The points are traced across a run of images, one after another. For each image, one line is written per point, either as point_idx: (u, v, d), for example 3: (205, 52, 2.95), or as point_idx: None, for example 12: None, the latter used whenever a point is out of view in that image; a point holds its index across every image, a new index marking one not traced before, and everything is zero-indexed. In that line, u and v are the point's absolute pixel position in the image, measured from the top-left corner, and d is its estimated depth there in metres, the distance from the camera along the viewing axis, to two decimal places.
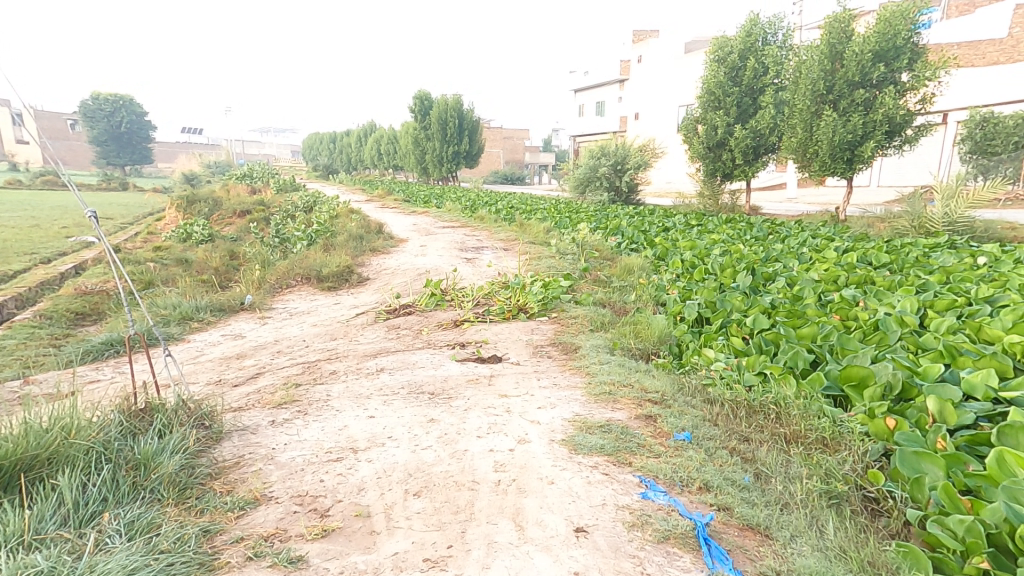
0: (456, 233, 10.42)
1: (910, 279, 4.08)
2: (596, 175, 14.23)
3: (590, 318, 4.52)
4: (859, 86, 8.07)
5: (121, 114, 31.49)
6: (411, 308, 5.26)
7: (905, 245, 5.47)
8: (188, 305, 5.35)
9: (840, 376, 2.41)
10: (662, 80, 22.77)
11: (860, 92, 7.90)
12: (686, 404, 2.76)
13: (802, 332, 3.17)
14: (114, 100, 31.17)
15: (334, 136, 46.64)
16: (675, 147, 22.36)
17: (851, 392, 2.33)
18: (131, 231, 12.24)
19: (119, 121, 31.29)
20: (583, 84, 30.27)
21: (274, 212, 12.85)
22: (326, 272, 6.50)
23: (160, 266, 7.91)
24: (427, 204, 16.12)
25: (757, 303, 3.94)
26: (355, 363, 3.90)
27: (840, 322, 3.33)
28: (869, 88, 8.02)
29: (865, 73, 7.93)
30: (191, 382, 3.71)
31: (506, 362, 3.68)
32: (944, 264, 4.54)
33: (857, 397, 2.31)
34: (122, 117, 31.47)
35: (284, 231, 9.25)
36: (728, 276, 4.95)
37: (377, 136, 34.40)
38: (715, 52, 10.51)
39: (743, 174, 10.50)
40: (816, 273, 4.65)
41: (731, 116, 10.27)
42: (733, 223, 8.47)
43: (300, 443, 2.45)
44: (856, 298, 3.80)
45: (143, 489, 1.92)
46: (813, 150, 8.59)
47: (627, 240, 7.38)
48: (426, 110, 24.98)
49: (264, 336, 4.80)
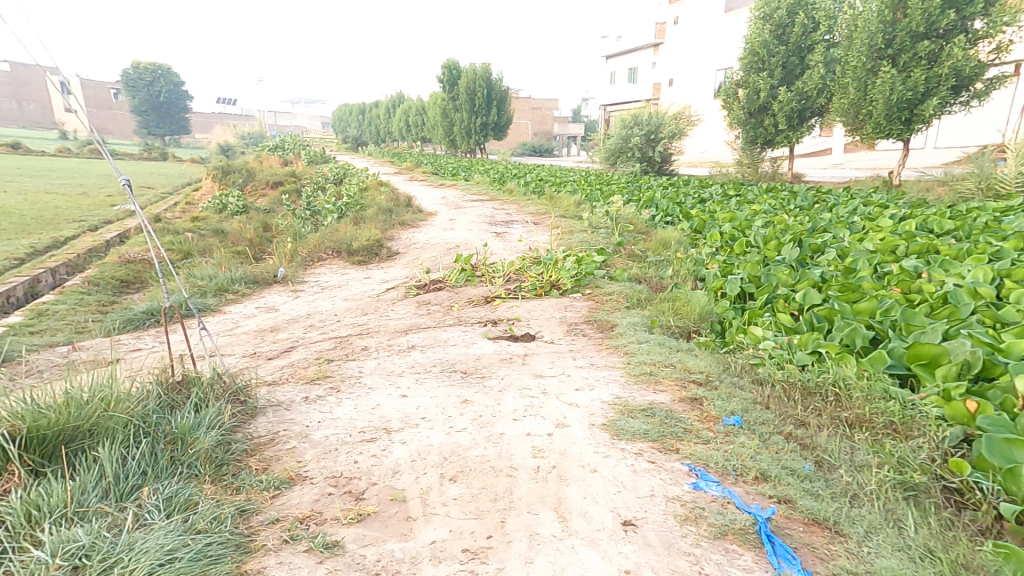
0: (485, 206, 10.28)
1: (980, 247, 3.79)
2: (628, 145, 13.75)
3: (626, 294, 4.36)
4: (923, 38, 7.46)
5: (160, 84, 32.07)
6: (441, 283, 5.18)
7: (970, 211, 5.08)
8: (223, 276, 5.40)
9: (908, 354, 2.22)
10: (700, 42, 21.71)
11: (925, 44, 7.31)
12: (733, 385, 2.61)
13: (858, 307, 2.97)
14: (152, 70, 31.80)
15: (362, 108, 46.51)
16: (713, 113, 21.40)
17: (921, 372, 2.15)
18: (171, 202, 12.53)
19: (158, 91, 31.92)
20: (615, 49, 29.12)
21: (305, 183, 12.92)
22: (356, 246, 6.48)
23: (197, 236, 8.05)
24: (456, 176, 15.95)
25: (806, 277, 3.72)
26: (387, 339, 3.87)
27: (901, 296, 3.11)
28: (934, 40, 7.42)
29: (932, 23, 7.28)
30: (227, 354, 3.73)
31: (540, 340, 3.57)
32: (1019, 229, 4.19)
33: (928, 377, 2.13)
34: (160, 87, 32.10)
35: (314, 204, 9.27)
36: (773, 249, 4.71)
37: (405, 107, 34.10)
38: (760, 9, 9.85)
39: (786, 140, 9.97)
40: (870, 244, 4.37)
41: (776, 78, 9.70)
42: (774, 193, 8.07)
43: (334, 422, 2.42)
44: (919, 269, 3.54)
45: (181, 464, 1.90)
46: (867, 112, 8.05)
47: (662, 212, 7.12)
48: (454, 81, 24.45)
49: (296, 310, 4.81)
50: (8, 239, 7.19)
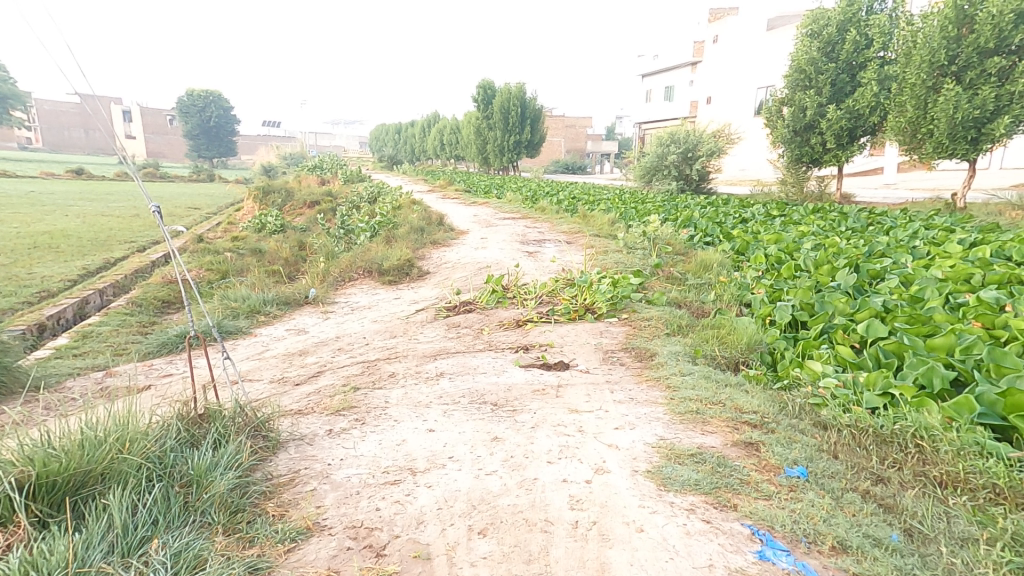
0: (518, 225, 10.19)
1: None
2: (664, 162, 13.50)
3: (665, 320, 4.13)
4: (992, 55, 7.09)
5: (211, 110, 33.56)
6: (471, 305, 5.05)
7: None
8: (256, 297, 5.41)
9: None
10: (740, 60, 21.33)
11: (996, 60, 6.92)
12: (793, 428, 2.36)
13: (933, 342, 2.74)
14: (205, 96, 33.41)
15: (397, 128, 47.66)
16: (754, 131, 20.90)
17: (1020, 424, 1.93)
18: (214, 221, 12.94)
19: (208, 117, 33.53)
20: (652, 69, 28.95)
21: (341, 203, 13.13)
22: (387, 266, 6.44)
23: (235, 256, 8.20)
24: (488, 194, 15.97)
25: (866, 306, 3.47)
26: (414, 365, 3.74)
27: (982, 333, 2.86)
28: (1006, 56, 7.04)
29: (1003, 38, 6.94)
30: (256, 379, 3.68)
31: (574, 369, 3.38)
32: None
33: None
34: (211, 113, 33.66)
35: (349, 223, 9.36)
36: (826, 273, 4.44)
37: (440, 127, 34.71)
38: (808, 26, 9.57)
39: (834, 159, 9.57)
40: (938, 272, 4.08)
41: (824, 95, 9.33)
42: (822, 213, 7.70)
43: (357, 460, 2.29)
44: (999, 302, 3.29)
45: (194, 511, 1.80)
46: (927, 131, 7.61)
47: (701, 232, 6.85)
48: (488, 100, 24.82)
49: (326, 332, 4.75)
50: (62, 260, 7.48)
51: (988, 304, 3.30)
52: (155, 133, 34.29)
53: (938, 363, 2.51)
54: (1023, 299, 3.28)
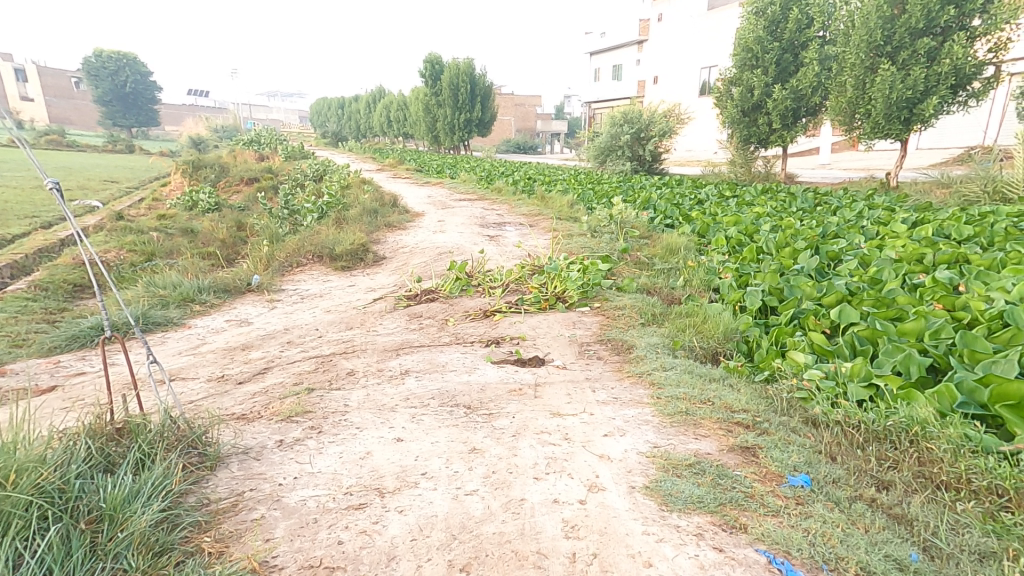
0: (474, 207, 9.85)
1: (1013, 258, 3.57)
2: (618, 143, 13.44)
3: (639, 309, 4.00)
4: (923, 35, 7.25)
5: (125, 73, 30.97)
6: (433, 294, 4.76)
7: (985, 215, 4.89)
8: (189, 284, 4.87)
9: (992, 394, 1.94)
10: (685, 39, 21.46)
11: (925, 40, 7.08)
12: (786, 428, 2.24)
13: (905, 327, 2.67)
14: (117, 58, 30.94)
15: (341, 103, 45.50)
16: (704, 111, 21.19)
17: (1009, 416, 1.87)
18: (136, 198, 11.80)
19: (123, 81, 30.92)
20: (599, 46, 28.77)
21: (283, 180, 12.30)
22: (338, 250, 5.99)
23: (163, 236, 7.46)
24: (441, 174, 15.42)
25: (833, 289, 3.42)
26: (375, 361, 3.43)
27: (947, 314, 2.81)
28: (935, 36, 7.21)
29: (932, 18, 7.08)
30: (190, 378, 3.26)
31: (550, 366, 3.20)
32: None
33: (1018, 421, 1.86)
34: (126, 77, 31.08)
35: (293, 201, 8.72)
36: (788, 255, 4.43)
37: (387, 101, 33.33)
38: (753, 4, 9.60)
39: (780, 139, 9.72)
40: (894, 252, 4.09)
41: (770, 75, 9.43)
42: (771, 193, 7.81)
43: (314, 477, 1.99)
44: (954, 281, 3.32)
45: (104, 556, 1.46)
46: (865, 110, 7.81)
47: (661, 214, 6.78)
48: (435, 74, 23.94)
49: (272, 324, 4.32)
50: None
51: (945, 284, 3.29)
52: (59, 96, 30.81)
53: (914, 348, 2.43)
54: (977, 277, 3.31)
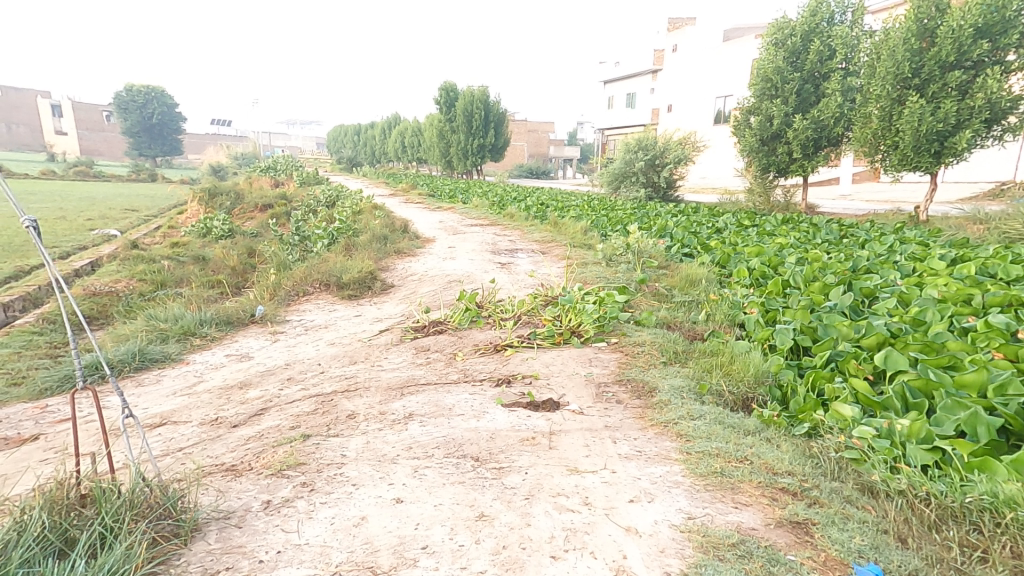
0: (486, 233, 9.70)
1: None
2: (632, 169, 13.33)
3: (660, 346, 3.74)
4: (953, 68, 7.07)
5: (153, 106, 31.85)
6: (442, 325, 4.55)
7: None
8: (191, 317, 4.71)
9: None
10: (700, 69, 21.52)
11: (956, 74, 6.90)
12: (839, 497, 1.97)
13: (963, 378, 2.39)
14: (145, 91, 31.96)
15: (358, 129, 46.35)
16: (720, 139, 21.11)
17: None
18: (153, 226, 11.88)
19: (150, 113, 31.78)
20: (613, 75, 28.99)
21: (296, 206, 12.31)
22: (346, 278, 5.83)
23: (174, 264, 7.39)
24: (453, 199, 15.40)
25: (873, 331, 3.15)
26: (377, 402, 3.19)
27: (1008, 366, 2.53)
28: (966, 70, 7.02)
29: (963, 52, 6.92)
30: (181, 422, 3.04)
31: (565, 410, 2.95)
32: None
33: None
34: (153, 110, 31.88)
35: (304, 227, 8.65)
36: (818, 290, 4.17)
37: (401, 128, 33.83)
38: (773, 35, 9.53)
39: (801, 169, 9.51)
40: (936, 291, 3.81)
41: (790, 105, 9.28)
42: (792, 223, 7.57)
43: (299, 552, 1.75)
44: (1009, 327, 3.03)
45: None
46: (892, 142, 7.59)
47: (678, 243, 6.55)
48: (450, 102, 24.25)
49: (274, 358, 4.13)
50: None
51: (999, 330, 3.00)
52: (89, 130, 31.99)
53: (980, 406, 2.15)
54: None
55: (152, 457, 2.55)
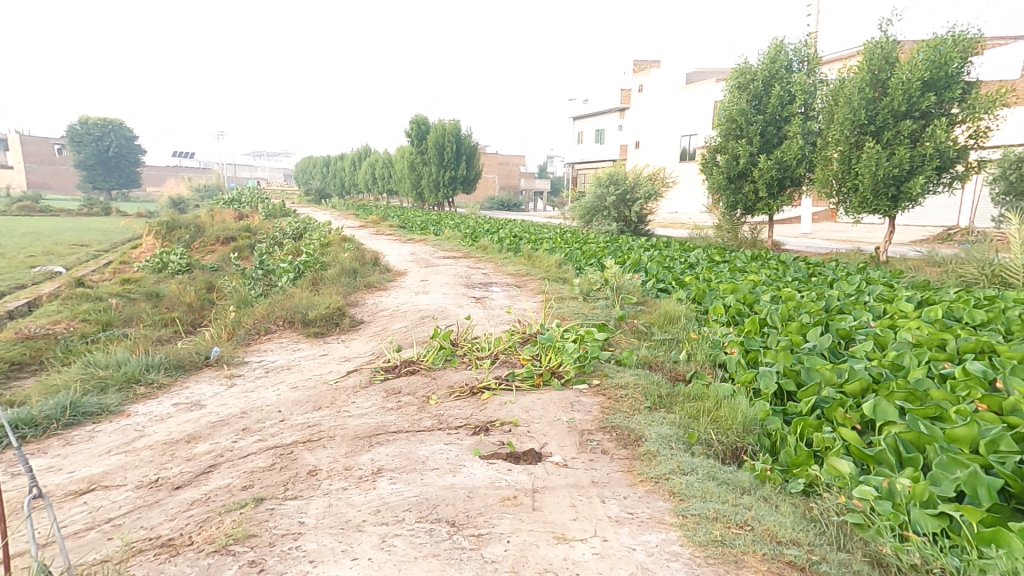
0: (459, 266, 9.54)
1: None
2: (604, 204, 13.50)
3: (643, 390, 3.61)
4: (905, 116, 7.42)
5: (109, 138, 31.51)
6: (415, 365, 4.30)
7: (987, 299, 4.67)
8: (136, 363, 4.35)
9: None
10: (666, 110, 22.29)
11: (907, 123, 7.24)
12: (849, 571, 1.85)
13: (955, 432, 2.30)
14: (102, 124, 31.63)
15: (328, 160, 46.10)
16: (688, 176, 21.74)
17: None
18: (103, 260, 11.28)
19: (106, 145, 31.34)
20: (582, 112, 29.75)
21: (261, 238, 11.90)
22: (312, 315, 5.55)
23: (124, 302, 6.94)
24: (425, 230, 15.24)
25: (856, 375, 3.08)
26: (343, 455, 2.92)
27: (995, 418, 2.47)
28: (916, 119, 7.37)
29: (912, 102, 7.27)
30: (115, 487, 2.71)
31: (548, 462, 2.75)
32: None
33: None
34: (110, 141, 31.49)
35: (268, 260, 8.30)
36: (796, 330, 4.13)
37: (372, 160, 33.75)
38: (736, 79, 9.93)
39: (766, 207, 9.76)
40: (910, 334, 3.80)
41: (755, 145, 9.57)
42: (761, 260, 7.69)
43: None
44: (985, 375, 3.01)
45: None
46: (852, 185, 7.88)
47: (653, 278, 6.52)
48: (421, 136, 24.39)
49: (228, 405, 3.80)
50: None
51: (977, 378, 2.97)
52: (39, 163, 31.06)
53: (977, 464, 2.06)
54: (1011, 372, 3.01)
55: (72, 542, 2.23)
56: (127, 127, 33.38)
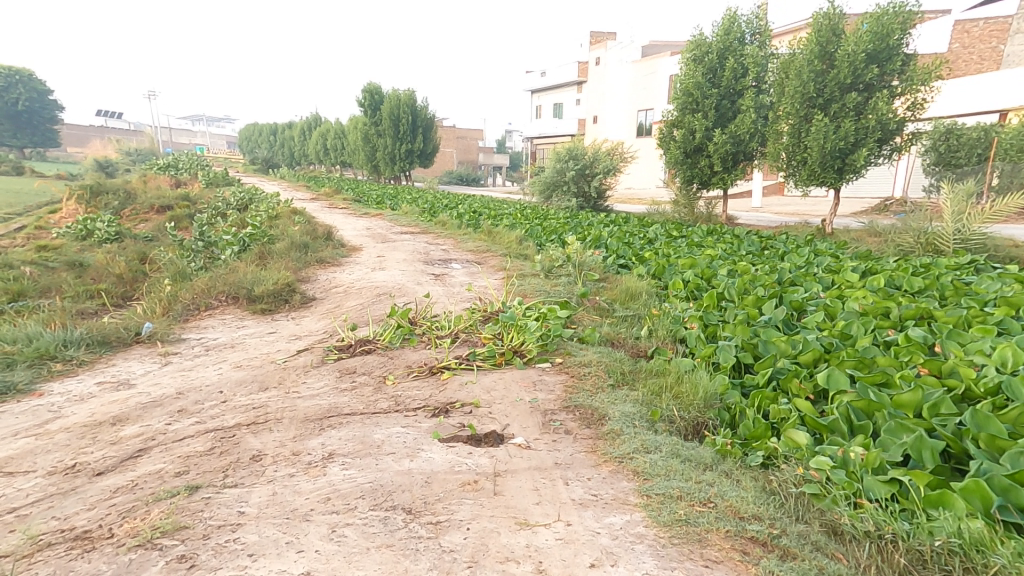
0: (417, 241, 9.27)
1: (976, 315, 3.37)
2: (563, 178, 13.40)
3: (607, 367, 3.57)
4: (850, 89, 7.60)
5: (19, 92, 29.59)
6: (371, 345, 4.12)
7: (924, 266, 4.77)
8: (50, 339, 3.99)
9: None
10: (625, 84, 22.26)
11: (852, 95, 7.42)
12: (808, 544, 1.85)
13: (901, 398, 2.31)
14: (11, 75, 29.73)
15: (276, 128, 43.83)
16: (646, 150, 21.93)
17: None
18: (19, 226, 10.34)
19: (16, 100, 29.41)
20: (540, 85, 29.31)
21: (202, 208, 11.18)
22: (258, 291, 5.23)
23: (42, 271, 6.38)
24: (380, 204, 14.76)
25: (809, 346, 3.09)
26: (291, 439, 2.74)
27: (936, 383, 2.50)
28: (860, 91, 7.55)
29: (857, 75, 7.44)
30: (26, 478, 2.46)
31: (510, 444, 2.67)
32: (991, 291, 3.86)
33: None
34: (20, 95, 29.59)
35: (209, 231, 7.78)
36: (751, 303, 4.15)
37: (324, 129, 32.32)
38: (691, 52, 9.93)
39: (721, 182, 9.89)
40: (857, 303, 3.85)
41: (710, 119, 9.64)
42: (716, 234, 7.82)
43: None
44: (927, 339, 3.05)
45: None
46: (802, 158, 8.05)
47: (613, 254, 6.49)
48: (375, 105, 23.45)
49: (161, 385, 3.53)
50: None
51: (919, 343, 3.01)
52: None
53: (923, 428, 2.08)
54: (951, 334, 3.06)
55: None
56: (40, 82, 31.31)
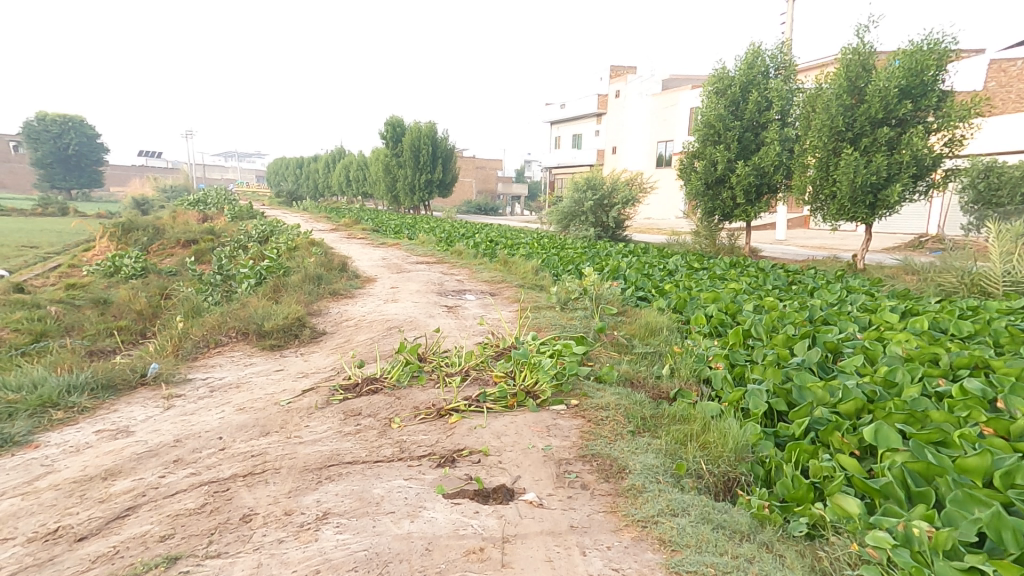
0: (432, 272, 9.16)
1: None
2: (581, 209, 13.29)
3: (626, 411, 3.31)
4: (882, 124, 7.36)
5: (70, 136, 31.28)
6: (377, 383, 3.92)
7: (972, 309, 4.43)
8: (53, 384, 3.89)
9: None
10: (644, 116, 22.28)
11: (885, 130, 7.18)
12: None
13: (966, 462, 2.01)
14: (63, 121, 31.55)
15: (302, 162, 45.10)
16: (666, 182, 21.80)
17: None
18: (52, 263, 10.62)
19: (66, 144, 31.12)
20: (559, 117, 29.59)
21: (225, 241, 11.33)
22: (268, 326, 5.12)
23: (65, 309, 6.42)
24: (398, 234, 14.80)
25: (851, 394, 2.79)
26: (286, 493, 2.54)
27: (1006, 446, 2.18)
28: (893, 126, 7.31)
29: (890, 109, 7.21)
30: (5, 544, 2.30)
31: (521, 501, 2.42)
32: None
33: None
34: (70, 139, 31.29)
35: (228, 264, 7.78)
36: (781, 342, 3.86)
37: (346, 162, 33.05)
38: (713, 84, 9.84)
39: (744, 214, 9.66)
40: (900, 348, 3.53)
41: (732, 151, 9.45)
42: (739, 267, 7.55)
43: None
44: (986, 392, 2.73)
45: None
46: (830, 192, 7.80)
47: (632, 286, 6.26)
48: (397, 138, 23.89)
49: (160, 432, 3.38)
50: None
51: (977, 397, 2.69)
52: None
53: (999, 503, 1.78)
54: (1012, 388, 2.74)
55: None
56: (89, 125, 33.11)
